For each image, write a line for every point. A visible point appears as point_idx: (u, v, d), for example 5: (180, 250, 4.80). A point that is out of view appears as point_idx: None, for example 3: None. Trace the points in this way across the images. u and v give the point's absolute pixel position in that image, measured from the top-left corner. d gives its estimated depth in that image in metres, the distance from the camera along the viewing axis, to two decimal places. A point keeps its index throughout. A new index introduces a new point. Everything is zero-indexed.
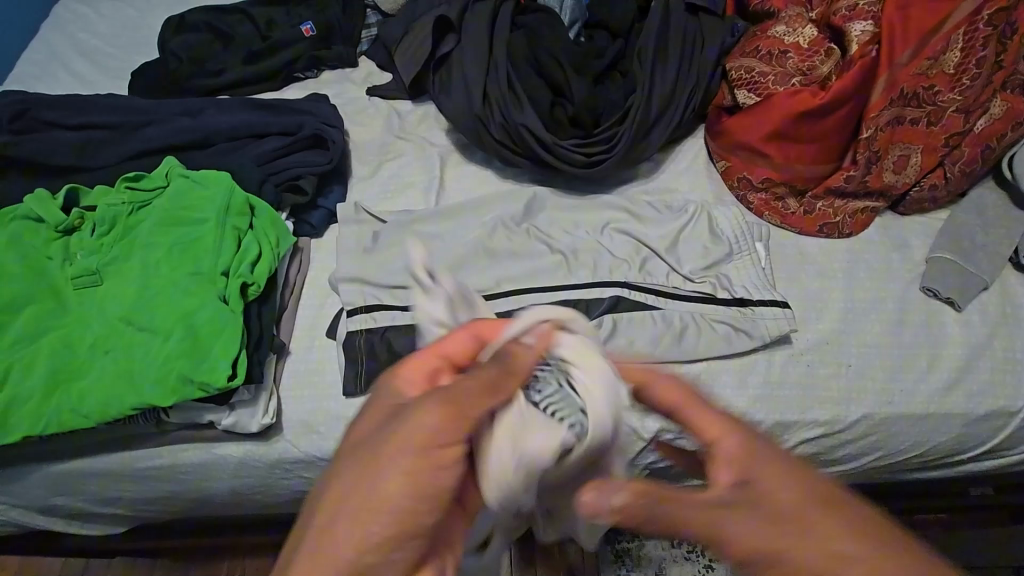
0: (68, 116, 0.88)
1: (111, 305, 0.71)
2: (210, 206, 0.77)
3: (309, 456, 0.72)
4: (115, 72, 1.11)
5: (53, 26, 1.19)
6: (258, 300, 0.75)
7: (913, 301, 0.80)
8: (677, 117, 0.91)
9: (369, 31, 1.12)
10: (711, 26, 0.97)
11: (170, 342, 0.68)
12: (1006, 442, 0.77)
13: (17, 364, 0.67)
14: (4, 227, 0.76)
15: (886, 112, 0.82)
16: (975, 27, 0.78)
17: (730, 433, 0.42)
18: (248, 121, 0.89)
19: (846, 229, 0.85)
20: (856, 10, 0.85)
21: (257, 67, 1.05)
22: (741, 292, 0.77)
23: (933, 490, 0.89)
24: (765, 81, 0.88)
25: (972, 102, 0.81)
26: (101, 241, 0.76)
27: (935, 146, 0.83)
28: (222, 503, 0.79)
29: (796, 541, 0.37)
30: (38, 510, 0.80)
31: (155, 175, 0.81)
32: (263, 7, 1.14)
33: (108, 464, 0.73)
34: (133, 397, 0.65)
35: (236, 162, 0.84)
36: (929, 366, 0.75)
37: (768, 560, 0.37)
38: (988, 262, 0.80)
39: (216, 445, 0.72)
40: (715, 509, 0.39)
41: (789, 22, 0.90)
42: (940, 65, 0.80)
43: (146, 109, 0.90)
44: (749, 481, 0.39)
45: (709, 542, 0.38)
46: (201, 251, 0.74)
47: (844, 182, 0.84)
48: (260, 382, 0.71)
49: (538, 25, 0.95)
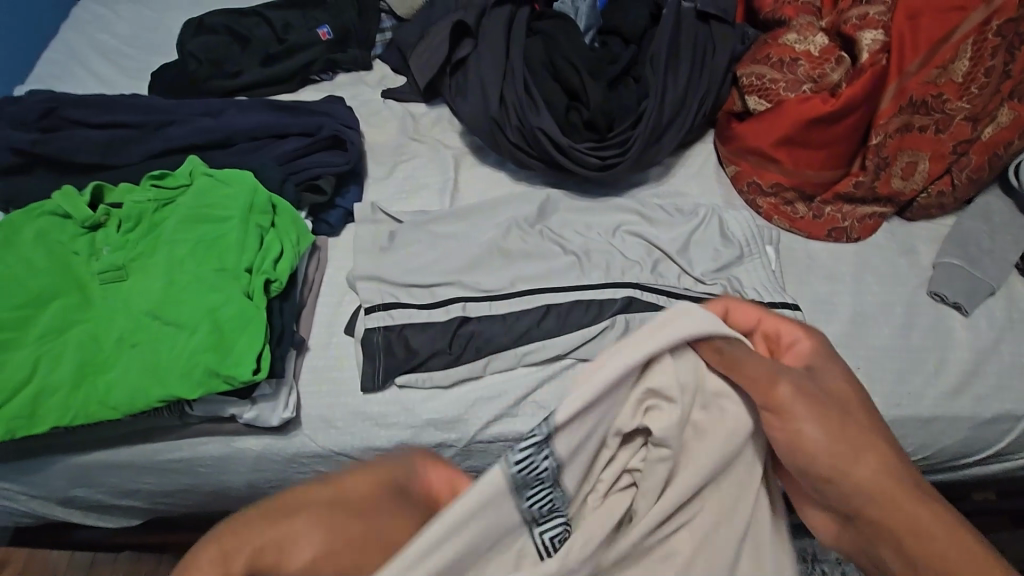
0: (93, 115, 0.90)
1: (137, 300, 0.73)
2: (233, 204, 0.79)
3: (327, 451, 0.73)
4: (134, 73, 1.13)
5: (73, 26, 1.22)
6: (279, 296, 0.77)
7: (920, 306, 0.81)
8: (688, 122, 0.93)
9: (384, 35, 1.14)
10: (722, 33, 0.98)
11: (195, 336, 0.69)
12: (1012, 445, 0.79)
13: (46, 356, 0.69)
14: (32, 222, 0.78)
15: (895, 119, 0.85)
16: (985, 36, 0.80)
17: (803, 337, 0.47)
18: (268, 122, 0.91)
19: (854, 234, 0.86)
20: (866, 20, 0.86)
21: (275, 69, 1.07)
22: (752, 294, 0.79)
23: (939, 493, 0.90)
24: (776, 87, 0.89)
25: (980, 110, 0.83)
26: (126, 237, 0.78)
27: (943, 154, 0.85)
28: (238, 496, 0.80)
29: (850, 429, 0.43)
30: (57, 501, 0.81)
31: (178, 173, 0.83)
32: (280, 10, 1.16)
33: (129, 456, 0.74)
34: (159, 389, 0.67)
35: (257, 161, 0.86)
36: (936, 369, 0.77)
37: (822, 436, 0.43)
38: (995, 268, 0.82)
39: (236, 439, 0.74)
40: (793, 384, 0.43)
41: (800, 30, 0.91)
42: (949, 74, 0.82)
43: (169, 109, 0.92)
44: (816, 372, 0.45)
45: (775, 410, 0.43)
46: (224, 248, 0.75)
47: (852, 187, 0.86)
48: (281, 377, 0.72)
49: (552, 31, 0.97)
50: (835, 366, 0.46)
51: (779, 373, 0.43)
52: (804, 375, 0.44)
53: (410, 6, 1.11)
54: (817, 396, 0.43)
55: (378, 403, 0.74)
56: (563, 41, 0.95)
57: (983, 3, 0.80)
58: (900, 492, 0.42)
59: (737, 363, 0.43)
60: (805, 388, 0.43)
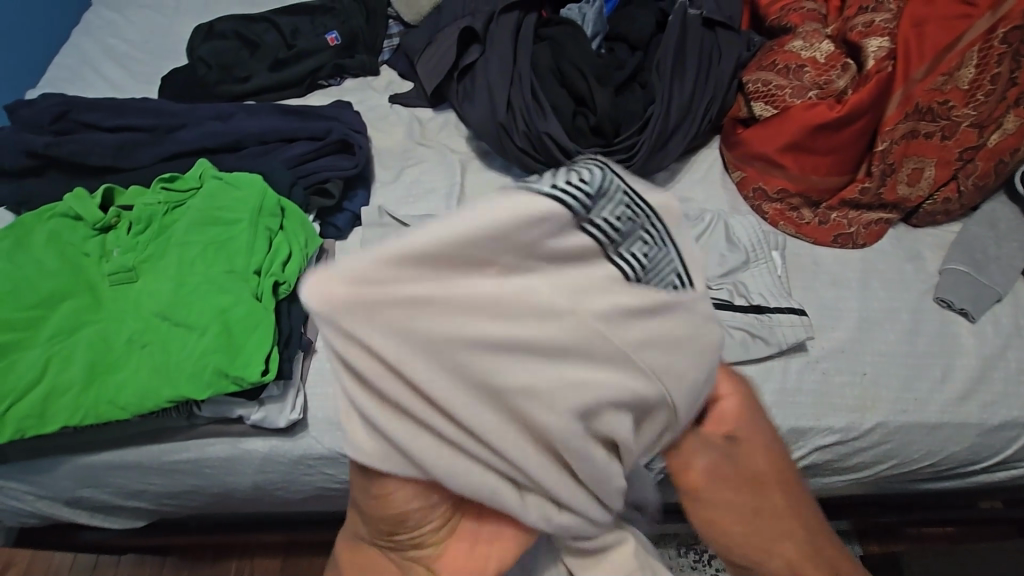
0: (106, 119, 0.91)
1: (147, 301, 0.73)
2: (242, 207, 0.79)
3: (333, 453, 0.74)
4: (144, 77, 1.14)
5: (85, 32, 1.23)
6: (287, 299, 0.77)
7: (927, 312, 0.81)
8: (694, 128, 0.93)
9: (391, 41, 1.15)
10: (728, 40, 0.99)
11: (204, 337, 0.70)
12: (1019, 453, 0.78)
13: (56, 356, 0.69)
14: (44, 224, 0.79)
15: (902, 125, 0.85)
16: (990, 44, 0.80)
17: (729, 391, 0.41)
18: (278, 126, 0.92)
19: (860, 240, 0.86)
20: (872, 27, 0.87)
21: (283, 74, 1.08)
22: (758, 299, 0.78)
23: (947, 501, 0.90)
24: (782, 94, 0.90)
25: (986, 117, 0.83)
26: (137, 239, 0.79)
27: (949, 160, 0.85)
28: (243, 498, 0.81)
29: (765, 512, 0.40)
30: (63, 502, 0.82)
31: (189, 176, 0.84)
32: (290, 16, 1.17)
33: (136, 457, 0.75)
34: (168, 390, 0.67)
35: (267, 165, 0.87)
36: (943, 375, 0.77)
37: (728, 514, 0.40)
38: (1001, 275, 0.82)
39: (242, 440, 0.74)
40: (703, 449, 0.40)
41: (806, 37, 0.92)
42: (955, 81, 0.82)
43: (180, 113, 0.93)
44: (738, 443, 0.40)
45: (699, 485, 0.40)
46: (233, 250, 0.76)
47: (858, 194, 0.87)
48: (288, 378, 0.73)
49: (560, 37, 0.97)
50: (756, 440, 0.41)
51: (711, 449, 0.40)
52: (729, 452, 0.40)
53: (418, 12, 1.12)
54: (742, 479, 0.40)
55: None
56: (570, 48, 0.96)
57: (989, 10, 0.80)
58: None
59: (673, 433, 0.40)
60: (719, 472, 0.40)
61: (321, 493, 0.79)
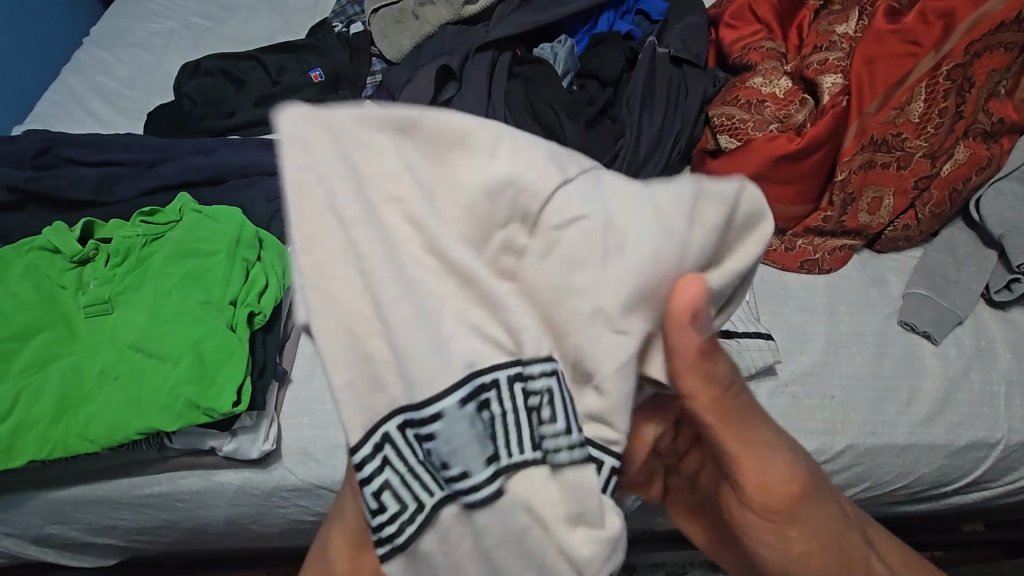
0: (90, 154, 0.93)
1: (120, 334, 0.74)
2: (220, 240, 0.80)
3: (307, 484, 0.73)
4: (131, 113, 1.17)
5: (75, 69, 1.26)
6: (262, 329, 0.78)
7: (891, 334, 0.83)
8: (663, 159, 0.97)
9: (374, 77, 1.18)
10: (695, 75, 1.04)
11: (176, 368, 0.70)
12: (989, 473, 0.80)
13: (24, 391, 0.69)
14: (22, 256, 0.80)
15: (859, 156, 0.88)
16: (936, 80, 0.84)
17: (794, 528, 0.46)
18: (259, 160, 0.94)
19: (825, 266, 0.89)
20: (826, 65, 0.93)
21: (267, 110, 1.11)
22: (729, 325, 0.80)
23: (928, 524, 0.92)
24: (744, 127, 0.94)
25: (937, 147, 0.86)
26: (114, 271, 0.79)
27: (906, 189, 0.88)
28: (217, 533, 0.79)
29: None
30: (30, 539, 0.80)
31: (168, 210, 0.85)
32: (275, 53, 1.20)
33: (108, 490, 0.74)
34: (140, 423, 0.67)
35: (247, 198, 0.89)
36: (909, 398, 0.79)
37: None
38: (962, 298, 0.84)
39: (215, 472, 0.74)
40: (817, 551, 0.47)
41: (765, 74, 0.98)
42: (906, 114, 0.85)
43: (160, 146, 0.95)
44: (815, 558, 0.47)
45: (798, 555, 0.47)
46: (210, 282, 0.77)
47: (822, 222, 0.90)
48: (262, 409, 0.73)
49: (532, 75, 1.02)
50: (814, 553, 0.47)
51: (788, 534, 0.46)
52: (809, 533, 0.46)
53: (399, 51, 1.15)
54: (832, 564, 0.47)
55: None
56: (543, 85, 1.00)
57: (933, 49, 0.84)
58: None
59: (761, 482, 0.44)
60: (818, 548, 0.47)
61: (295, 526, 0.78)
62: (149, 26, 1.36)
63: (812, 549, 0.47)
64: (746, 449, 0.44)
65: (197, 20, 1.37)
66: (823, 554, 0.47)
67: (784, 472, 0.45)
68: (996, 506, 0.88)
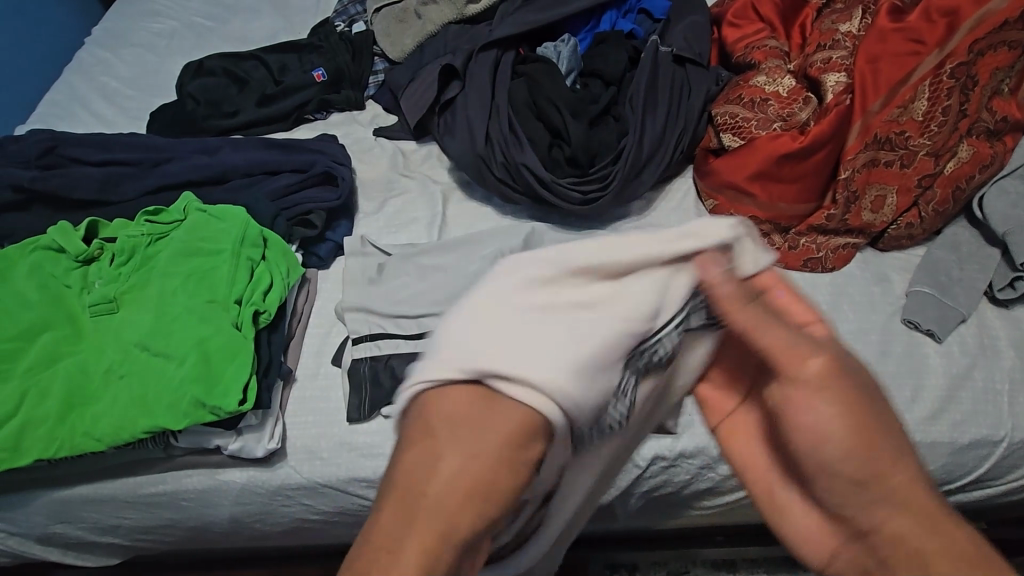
0: (93, 154, 0.93)
1: (126, 333, 0.74)
2: (224, 239, 0.80)
3: (312, 482, 0.73)
4: (134, 113, 1.17)
5: (77, 70, 1.26)
6: (267, 327, 0.78)
7: (895, 333, 0.83)
8: (667, 157, 0.97)
9: (376, 76, 1.18)
10: (698, 73, 1.05)
11: (182, 367, 0.70)
12: (993, 471, 0.80)
13: (30, 390, 0.69)
14: (26, 256, 0.80)
15: (863, 154, 0.88)
16: (940, 78, 0.84)
17: (808, 420, 0.42)
18: (261, 159, 0.94)
19: (828, 264, 0.89)
20: (830, 63, 0.93)
21: (269, 109, 1.11)
22: None
23: None
24: (748, 125, 0.94)
25: (940, 146, 0.86)
26: (119, 270, 0.80)
27: (909, 187, 0.88)
28: (222, 532, 0.79)
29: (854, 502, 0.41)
30: (35, 538, 0.80)
31: (173, 209, 0.85)
32: (277, 53, 1.20)
33: (112, 490, 0.74)
34: (146, 422, 0.67)
35: (250, 198, 0.89)
36: (912, 396, 0.79)
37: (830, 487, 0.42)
38: (965, 296, 0.84)
39: (220, 471, 0.74)
40: (841, 460, 0.41)
41: (768, 73, 0.98)
42: (910, 113, 0.86)
43: (163, 146, 0.95)
44: (828, 464, 0.41)
45: (811, 453, 0.42)
46: (215, 281, 0.77)
47: (825, 220, 0.90)
48: (267, 408, 0.73)
49: (536, 74, 1.02)
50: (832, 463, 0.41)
51: (805, 423, 0.42)
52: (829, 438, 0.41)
53: (402, 50, 1.16)
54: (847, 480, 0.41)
55: (362, 434, 0.74)
56: (546, 83, 1.00)
57: (937, 48, 0.84)
58: (846, 498, 0.41)
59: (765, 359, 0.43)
60: (842, 458, 0.41)
61: (300, 525, 0.78)
62: (151, 26, 1.36)
63: (825, 453, 0.41)
64: (758, 329, 0.43)
65: (199, 20, 1.37)
66: (848, 468, 0.41)
67: (807, 358, 0.42)
68: (1000, 504, 0.88)
